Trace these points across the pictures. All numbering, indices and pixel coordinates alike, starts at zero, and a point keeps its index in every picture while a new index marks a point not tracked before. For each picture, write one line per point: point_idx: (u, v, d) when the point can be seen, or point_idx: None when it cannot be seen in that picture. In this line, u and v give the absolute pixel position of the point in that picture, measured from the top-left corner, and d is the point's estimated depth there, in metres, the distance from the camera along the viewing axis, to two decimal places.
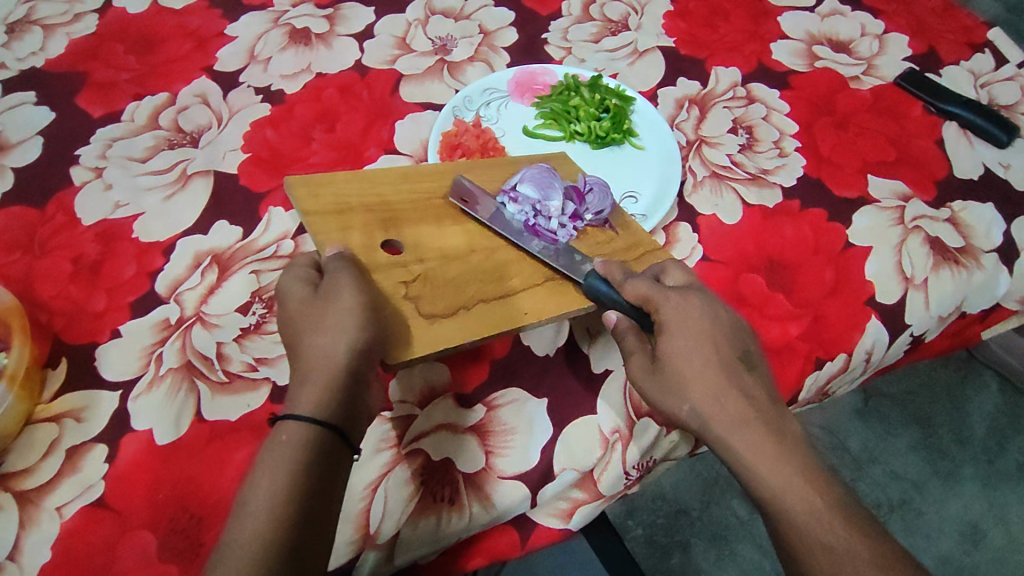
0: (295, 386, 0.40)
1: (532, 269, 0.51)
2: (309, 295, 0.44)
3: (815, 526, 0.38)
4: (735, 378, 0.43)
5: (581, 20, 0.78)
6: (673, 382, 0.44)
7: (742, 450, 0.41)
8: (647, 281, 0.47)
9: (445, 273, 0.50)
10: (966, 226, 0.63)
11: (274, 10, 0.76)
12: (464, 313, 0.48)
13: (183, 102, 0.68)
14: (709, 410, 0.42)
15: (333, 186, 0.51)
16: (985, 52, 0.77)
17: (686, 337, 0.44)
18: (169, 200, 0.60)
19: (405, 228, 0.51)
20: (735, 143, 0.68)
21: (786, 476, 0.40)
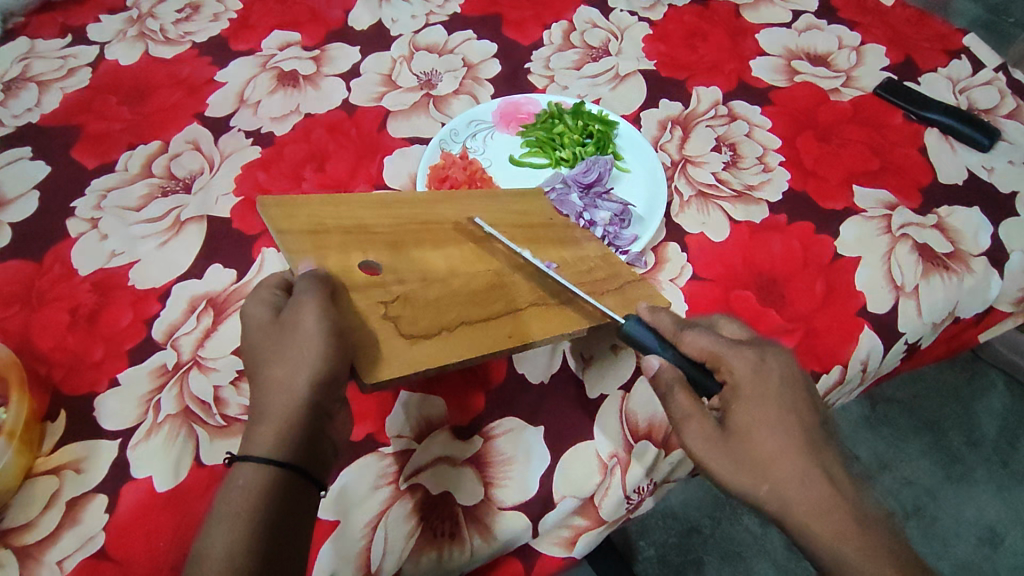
0: (254, 420, 0.40)
1: (511, 295, 0.49)
2: (271, 323, 0.43)
3: None
4: (807, 447, 0.41)
5: (562, 48, 0.80)
6: (752, 462, 0.40)
7: (825, 535, 0.39)
8: (709, 335, 0.45)
9: (425, 295, 0.47)
10: (953, 231, 0.63)
11: (262, 55, 0.78)
12: (447, 334, 0.45)
13: (176, 149, 0.69)
14: (791, 495, 0.39)
15: (309, 206, 0.47)
16: (963, 58, 0.78)
17: (758, 405, 0.42)
18: (163, 246, 0.61)
19: (382, 249, 0.48)
20: (719, 161, 0.69)
21: (874, 562, 0.37)
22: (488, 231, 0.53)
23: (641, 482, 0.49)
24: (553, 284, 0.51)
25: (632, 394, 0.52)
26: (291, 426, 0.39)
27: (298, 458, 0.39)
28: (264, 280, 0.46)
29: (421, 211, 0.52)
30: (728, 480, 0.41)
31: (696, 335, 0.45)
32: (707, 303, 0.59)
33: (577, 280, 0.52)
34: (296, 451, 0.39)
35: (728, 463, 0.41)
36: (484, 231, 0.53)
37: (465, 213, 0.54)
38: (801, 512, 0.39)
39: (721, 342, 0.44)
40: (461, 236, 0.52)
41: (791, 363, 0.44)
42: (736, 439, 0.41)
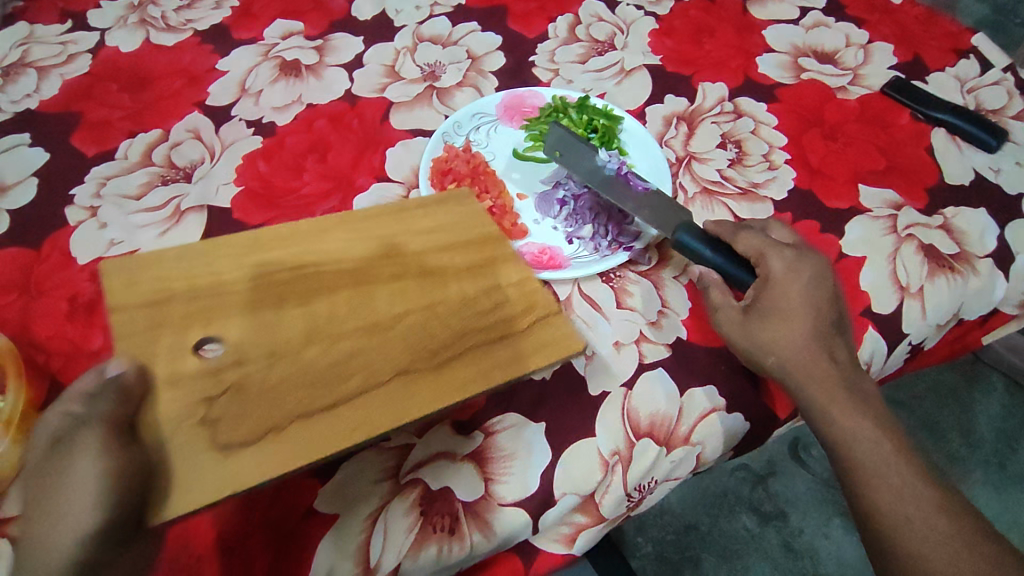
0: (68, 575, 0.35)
1: (378, 364, 0.41)
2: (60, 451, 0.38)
3: (879, 464, 0.46)
4: (823, 338, 0.49)
5: (567, 42, 0.79)
6: (763, 338, 0.49)
7: (820, 401, 0.47)
8: (756, 236, 0.52)
9: (264, 379, 0.39)
10: (959, 232, 0.63)
11: (265, 44, 0.78)
12: (274, 436, 0.38)
13: (176, 137, 0.68)
14: (794, 364, 0.48)
15: (157, 270, 0.43)
16: (971, 57, 0.77)
17: (785, 295, 0.49)
18: (163, 236, 0.61)
19: (224, 320, 0.41)
20: (725, 158, 0.68)
21: (857, 422, 0.47)
22: (374, 271, 0.44)
23: (642, 480, 0.49)
24: (437, 337, 0.42)
25: (634, 392, 0.51)
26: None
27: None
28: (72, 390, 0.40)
29: (296, 249, 0.45)
30: (739, 349, 0.50)
31: (746, 235, 0.52)
32: None
33: (475, 325, 0.43)
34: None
35: (745, 334, 0.50)
36: (370, 272, 0.44)
37: (362, 241, 0.46)
38: (813, 390, 0.47)
39: (764, 242, 0.52)
40: (337, 280, 0.44)
41: (825, 267, 0.51)
42: (757, 321, 0.49)
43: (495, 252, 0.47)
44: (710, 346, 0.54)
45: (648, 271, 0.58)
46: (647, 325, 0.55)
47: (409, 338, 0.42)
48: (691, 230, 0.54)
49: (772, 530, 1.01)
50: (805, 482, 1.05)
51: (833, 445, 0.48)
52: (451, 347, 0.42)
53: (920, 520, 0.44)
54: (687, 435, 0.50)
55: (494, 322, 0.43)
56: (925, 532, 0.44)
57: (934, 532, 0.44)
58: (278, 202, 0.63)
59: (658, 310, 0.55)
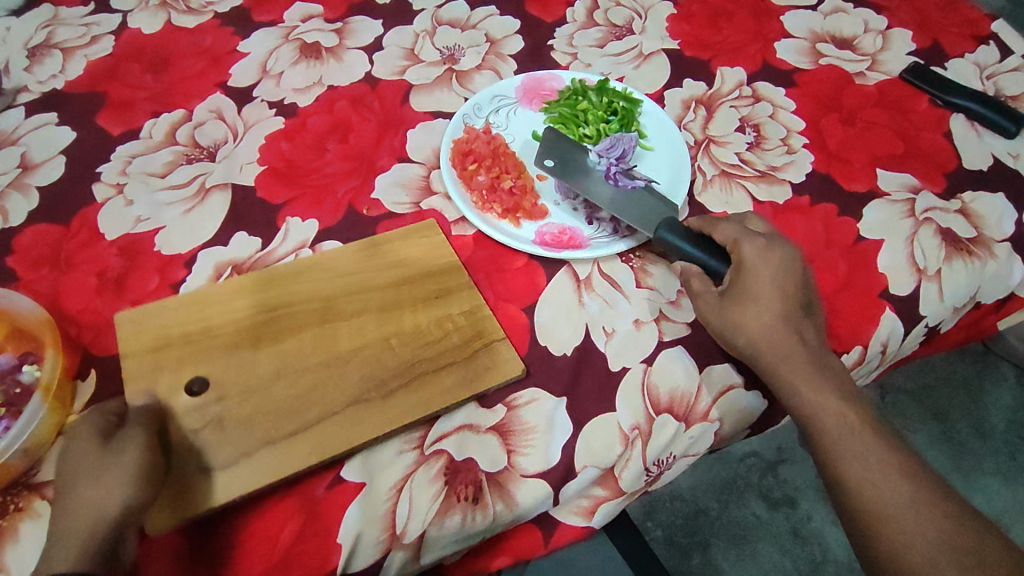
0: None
1: (337, 393, 0.48)
2: (79, 470, 0.42)
3: (847, 437, 0.46)
4: (791, 316, 0.49)
5: (586, 26, 0.79)
6: (736, 318, 0.49)
7: (789, 377, 0.47)
8: (735, 227, 0.53)
9: (242, 410, 0.47)
10: (977, 216, 0.63)
11: (285, 27, 0.79)
12: (247, 460, 0.45)
13: (199, 118, 0.69)
14: (764, 342, 0.48)
15: (161, 314, 0.52)
16: (991, 44, 0.77)
17: (758, 276, 0.50)
18: (189, 213, 0.61)
19: (210, 360, 0.50)
20: (743, 141, 0.69)
21: (825, 397, 0.47)
22: (339, 307, 0.53)
23: (661, 455, 0.50)
24: (388, 368, 0.49)
25: (653, 368, 0.51)
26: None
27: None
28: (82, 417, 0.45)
29: (282, 292, 0.53)
30: (716, 332, 0.50)
31: (720, 227, 0.53)
32: None
33: (422, 357, 0.50)
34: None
35: (719, 317, 0.50)
36: (336, 307, 0.53)
37: (326, 284, 0.54)
38: (781, 368, 0.48)
39: (738, 231, 0.53)
40: (312, 319, 0.52)
41: (797, 254, 0.51)
42: (730, 302, 0.50)
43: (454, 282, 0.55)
44: None
45: None
46: (667, 304, 0.55)
47: (364, 369, 0.49)
48: (670, 226, 0.54)
49: (781, 516, 1.02)
50: None
51: (804, 421, 0.47)
52: (398, 377, 0.49)
53: (886, 485, 0.44)
54: (705, 412, 0.51)
55: (447, 353, 0.50)
56: (896, 503, 0.44)
57: (900, 500, 0.44)
58: (301, 181, 0.64)
59: (677, 290, 0.56)
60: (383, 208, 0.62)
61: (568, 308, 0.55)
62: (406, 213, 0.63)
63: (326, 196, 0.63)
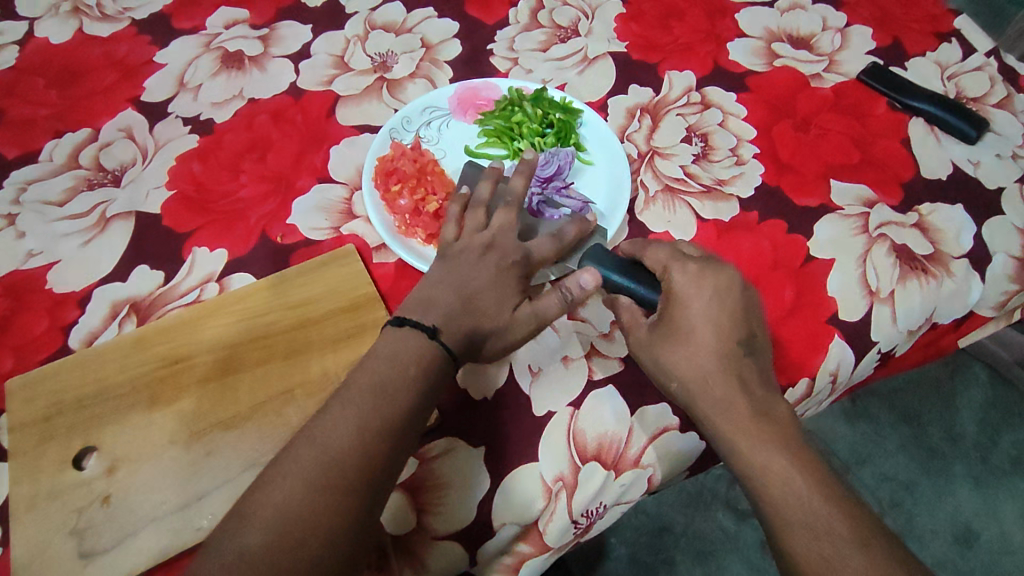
0: (231, 562, 0.35)
1: (232, 457, 0.46)
2: (387, 398, 0.41)
3: (793, 501, 0.38)
4: (730, 359, 0.44)
5: (528, 28, 0.74)
6: (665, 360, 0.45)
7: (726, 428, 0.42)
8: (667, 250, 0.50)
9: (134, 479, 0.45)
10: (934, 230, 0.59)
11: (207, 35, 0.73)
12: (134, 539, 0.43)
13: (107, 137, 0.64)
14: (696, 387, 0.43)
15: (51, 379, 0.49)
16: (953, 41, 0.73)
17: (689, 309, 0.46)
18: (87, 246, 0.57)
19: (103, 428, 0.47)
20: (689, 153, 0.65)
21: (767, 452, 0.40)
22: (242, 355, 0.51)
23: (589, 506, 0.47)
24: (290, 424, 0.48)
25: (581, 412, 0.48)
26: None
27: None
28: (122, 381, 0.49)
29: (182, 342, 0.51)
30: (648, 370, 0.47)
31: (655, 251, 0.50)
32: None
33: None
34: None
35: (650, 356, 0.46)
36: (241, 355, 0.51)
37: (232, 331, 0.52)
38: (717, 419, 0.42)
39: (673, 255, 0.49)
40: (214, 370, 0.50)
41: (734, 278, 0.47)
42: (662, 342, 0.46)
43: (366, 320, 0.52)
44: None
45: None
46: (598, 337, 0.52)
47: (265, 428, 0.47)
48: (596, 253, 0.51)
49: (749, 529, 0.99)
50: None
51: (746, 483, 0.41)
52: None
53: (839, 563, 0.36)
54: (636, 457, 0.47)
55: None
56: None
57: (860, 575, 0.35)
58: (210, 208, 0.60)
59: (610, 322, 0.53)
60: (299, 235, 0.59)
61: None
62: (324, 240, 0.59)
63: (237, 223, 0.59)
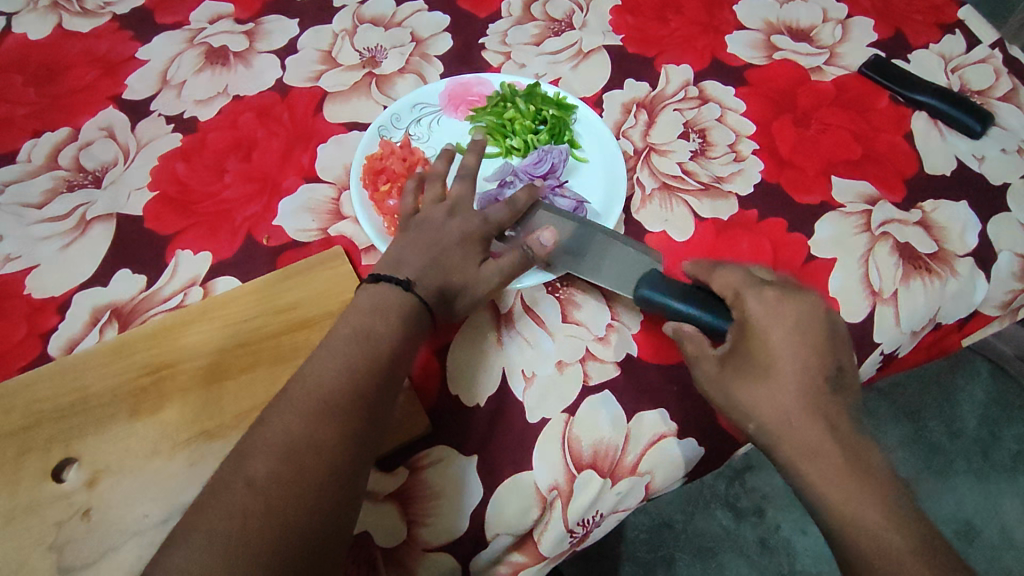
0: (243, 488, 0.34)
1: (215, 468, 0.45)
2: (375, 339, 0.41)
3: (884, 556, 0.37)
4: (812, 398, 0.42)
5: (521, 21, 0.72)
6: (741, 399, 0.43)
7: (812, 475, 0.40)
8: (737, 273, 0.47)
9: (114, 492, 0.44)
10: (938, 228, 0.58)
11: (190, 30, 0.70)
12: (114, 554, 0.42)
13: (87, 136, 0.63)
14: (778, 429, 0.42)
15: (27, 390, 0.47)
16: (957, 32, 0.71)
17: (770, 343, 0.43)
18: (67, 248, 0.55)
19: (83, 438, 0.45)
20: (686, 149, 0.63)
21: (859, 504, 0.39)
22: (227, 362, 0.48)
23: (585, 514, 0.45)
24: None
25: (576, 418, 0.47)
26: (321, 516, 0.35)
27: (321, 551, 0.35)
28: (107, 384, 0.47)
29: (164, 350, 0.49)
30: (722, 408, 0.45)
31: (721, 274, 0.48)
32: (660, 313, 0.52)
33: None
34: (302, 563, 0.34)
35: (722, 395, 0.44)
36: (227, 362, 0.48)
37: (217, 337, 0.50)
38: (801, 470, 0.41)
39: (744, 279, 0.47)
40: (199, 378, 0.48)
41: (817, 308, 0.45)
42: (737, 379, 0.44)
43: None
44: (662, 365, 0.50)
45: None
46: (594, 341, 0.50)
47: None
48: (652, 281, 0.49)
49: (748, 527, 0.98)
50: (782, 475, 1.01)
51: (833, 534, 0.39)
52: None
53: None
54: (633, 465, 0.46)
55: None
56: None
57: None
58: (194, 209, 0.58)
59: (606, 325, 0.51)
60: (285, 237, 0.57)
61: (484, 351, 0.50)
62: (311, 241, 0.57)
63: (222, 225, 0.57)
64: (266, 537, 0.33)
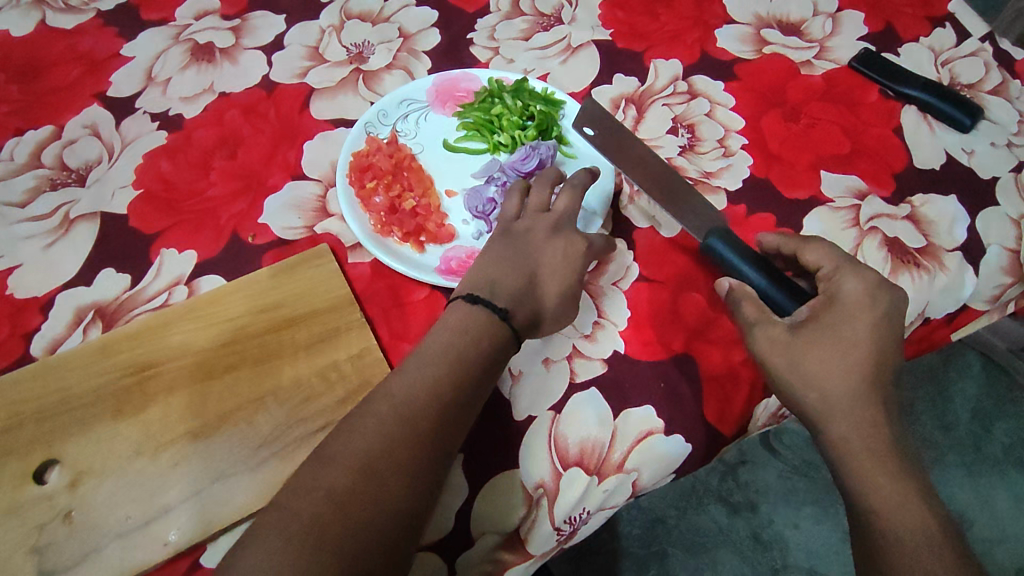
0: (321, 498, 0.36)
1: (199, 469, 0.44)
2: (460, 364, 0.42)
3: (914, 537, 0.41)
4: (876, 389, 0.44)
5: (510, 16, 0.71)
6: (805, 369, 0.45)
7: (862, 456, 0.43)
8: (832, 250, 0.49)
9: (98, 493, 0.43)
10: (927, 222, 0.58)
11: (176, 26, 0.70)
12: (97, 556, 0.42)
13: (71, 135, 0.62)
14: (839, 406, 0.44)
15: (9, 391, 0.47)
16: (947, 26, 0.71)
17: (852, 326, 0.45)
18: (50, 248, 0.55)
19: (67, 439, 0.45)
20: (676, 144, 0.63)
21: (903, 490, 0.42)
22: (212, 362, 0.48)
23: (572, 512, 0.45)
24: (260, 432, 0.46)
25: (563, 416, 0.47)
26: (391, 534, 0.37)
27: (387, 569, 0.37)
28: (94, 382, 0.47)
29: (148, 350, 0.49)
30: (779, 373, 0.46)
31: (811, 248, 0.50)
32: (647, 310, 0.52)
33: (299, 417, 0.46)
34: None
35: (786, 357, 0.45)
36: (212, 362, 0.48)
37: (203, 335, 0.49)
38: (849, 449, 0.43)
39: (842, 258, 0.48)
40: (182, 378, 0.47)
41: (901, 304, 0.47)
42: (805, 350, 0.45)
43: (341, 319, 0.50)
44: (650, 362, 0.50)
45: (584, 276, 0.54)
46: (581, 338, 0.50)
47: (235, 438, 0.45)
48: (726, 237, 0.51)
49: (741, 522, 0.98)
50: (773, 470, 1.01)
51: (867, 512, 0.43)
52: (265, 445, 0.45)
53: None
54: (620, 462, 0.46)
55: (327, 412, 0.47)
56: None
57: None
58: (179, 208, 0.57)
59: (593, 322, 0.51)
60: (271, 235, 0.56)
61: None
62: (297, 239, 0.57)
63: (207, 223, 0.57)
64: (343, 550, 0.35)
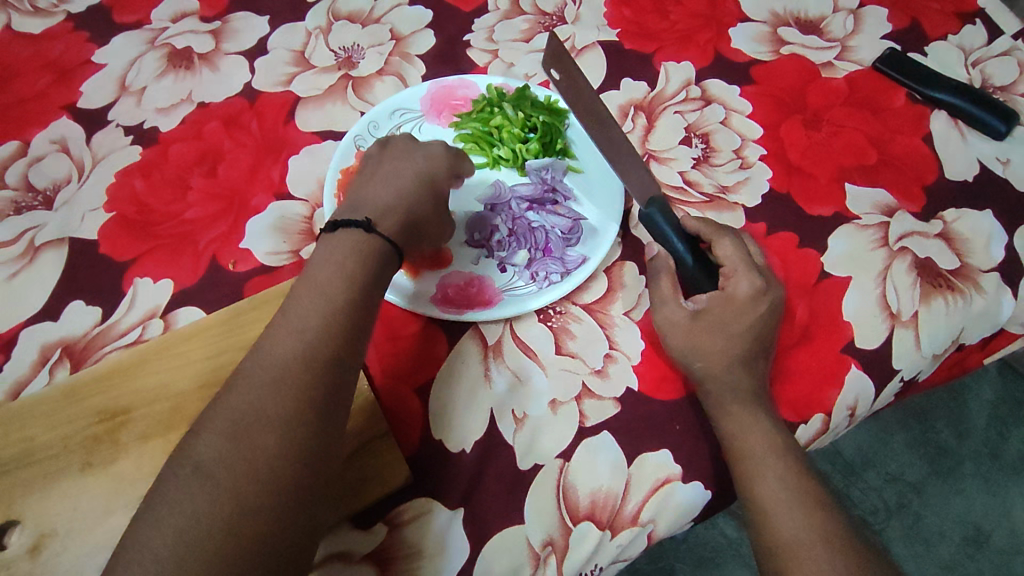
0: (188, 477, 0.31)
1: None
2: (330, 293, 0.37)
3: (765, 454, 0.40)
4: (750, 356, 0.43)
5: (510, 15, 0.66)
6: (690, 340, 0.44)
7: (722, 396, 0.42)
8: (739, 249, 0.46)
9: (62, 556, 0.40)
10: (961, 240, 0.54)
11: (152, 29, 0.64)
12: None
13: (39, 151, 0.58)
14: (706, 364, 0.43)
15: None
16: (977, 22, 0.65)
17: (729, 314, 0.44)
18: (13, 279, 0.51)
19: (25, 498, 0.41)
20: (689, 156, 0.59)
21: (751, 415, 0.41)
22: (189, 408, 0.44)
23: (582, 569, 0.42)
24: None
25: (572, 464, 0.44)
26: (280, 500, 0.32)
27: (283, 539, 0.31)
28: (61, 432, 0.43)
29: (119, 394, 0.45)
30: (701, 370, 0.43)
31: (722, 242, 0.46)
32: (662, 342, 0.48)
33: None
34: (263, 556, 0.31)
35: (684, 338, 0.44)
36: (188, 408, 0.44)
37: (177, 377, 0.45)
38: (718, 404, 0.43)
39: (745, 258, 0.45)
40: (157, 426, 0.44)
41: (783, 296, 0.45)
42: (697, 319, 0.44)
43: None
44: (665, 401, 0.46)
45: (592, 304, 0.50)
46: (590, 375, 0.47)
47: None
48: (663, 207, 0.48)
49: None
50: None
51: (721, 437, 0.42)
52: None
53: (798, 509, 0.38)
54: (634, 514, 0.43)
55: None
56: (803, 548, 0.37)
57: (800, 527, 0.37)
58: (153, 231, 0.53)
59: (603, 356, 0.48)
60: (253, 261, 0.52)
61: (468, 391, 0.46)
62: (283, 265, 0.53)
63: (185, 249, 0.53)
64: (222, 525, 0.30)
